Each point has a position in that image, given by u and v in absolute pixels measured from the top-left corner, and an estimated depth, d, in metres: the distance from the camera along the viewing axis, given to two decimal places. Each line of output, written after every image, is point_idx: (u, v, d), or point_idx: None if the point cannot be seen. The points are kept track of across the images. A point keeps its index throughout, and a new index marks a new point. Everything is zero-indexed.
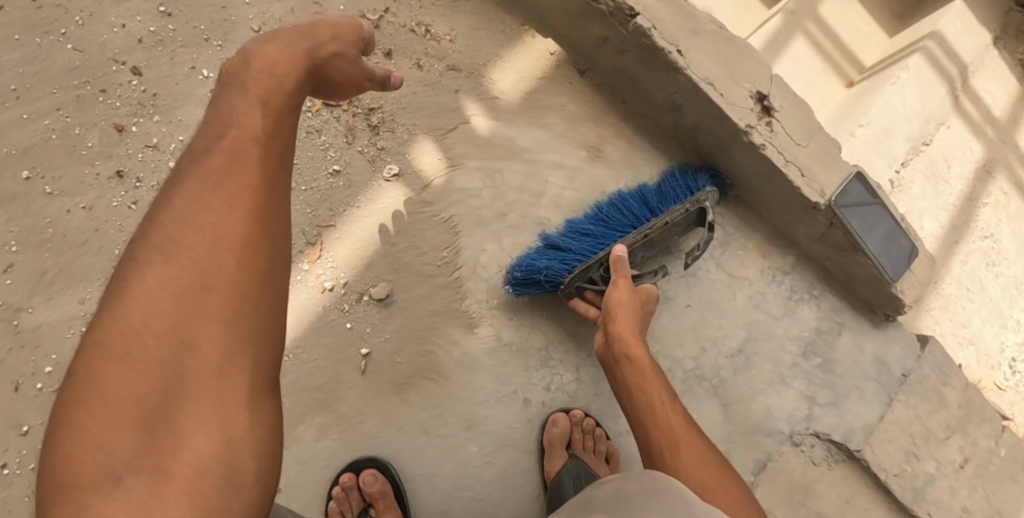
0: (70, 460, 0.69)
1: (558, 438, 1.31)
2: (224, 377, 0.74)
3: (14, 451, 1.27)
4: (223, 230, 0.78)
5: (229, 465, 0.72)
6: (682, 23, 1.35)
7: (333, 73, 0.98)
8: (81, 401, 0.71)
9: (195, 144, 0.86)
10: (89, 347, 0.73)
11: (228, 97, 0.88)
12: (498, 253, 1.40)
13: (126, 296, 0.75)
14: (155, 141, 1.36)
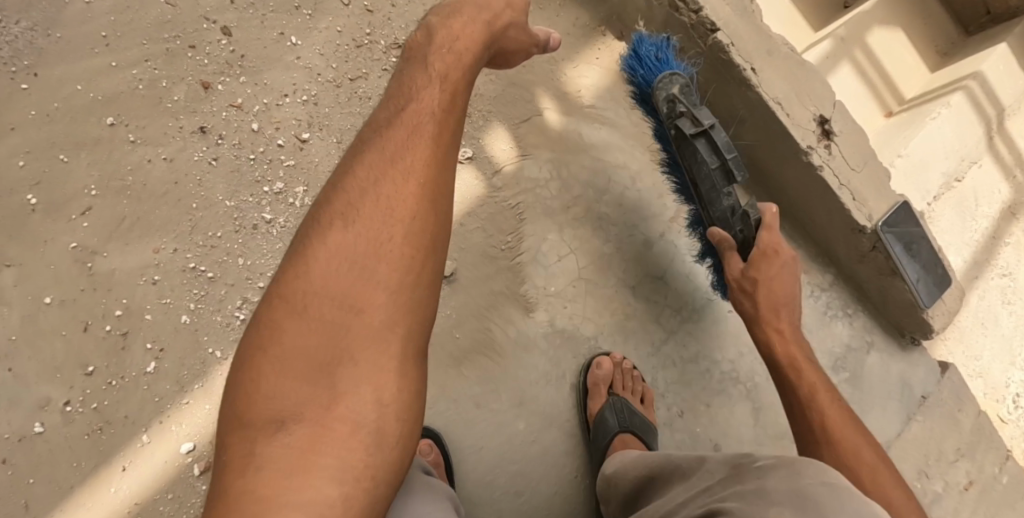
0: (250, 397, 0.77)
1: (602, 378, 1.38)
2: (383, 338, 0.81)
3: (78, 390, 1.31)
4: (396, 203, 0.87)
5: (378, 425, 0.77)
6: (758, 42, 1.41)
7: (508, 42, 1.13)
8: (263, 346, 0.80)
9: (377, 119, 0.97)
10: (276, 297, 0.82)
11: (408, 81, 1.00)
12: (560, 244, 1.46)
13: (309, 256, 0.84)
14: (238, 101, 1.39)
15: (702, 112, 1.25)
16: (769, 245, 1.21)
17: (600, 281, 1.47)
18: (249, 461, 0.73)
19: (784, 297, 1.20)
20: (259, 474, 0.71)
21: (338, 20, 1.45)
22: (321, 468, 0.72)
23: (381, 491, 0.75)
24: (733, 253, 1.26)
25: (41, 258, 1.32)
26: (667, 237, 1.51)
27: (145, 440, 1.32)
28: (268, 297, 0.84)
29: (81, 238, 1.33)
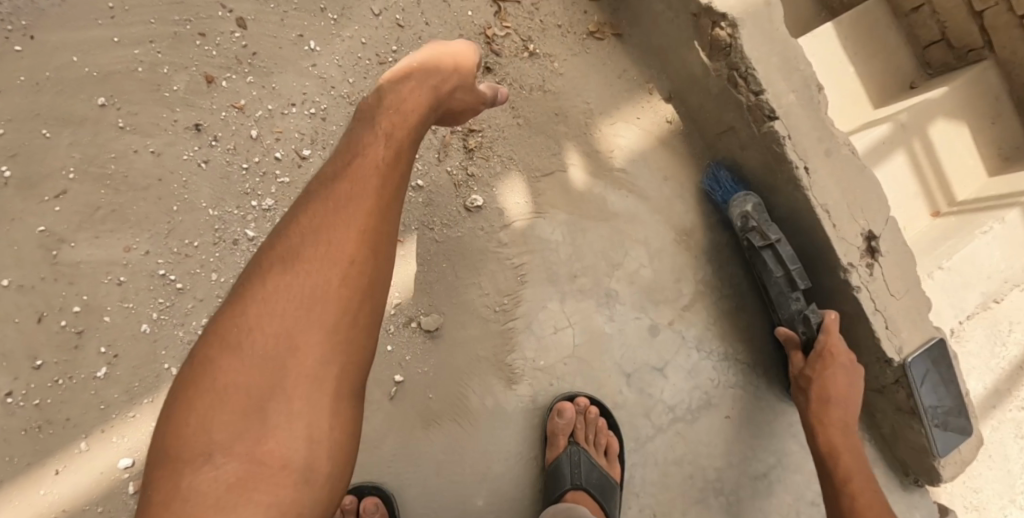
0: (182, 430, 0.78)
1: (560, 428, 1.29)
2: (315, 380, 0.80)
3: (22, 382, 1.22)
4: (337, 249, 0.85)
5: (308, 462, 0.78)
6: (817, 140, 1.27)
7: (454, 104, 1.07)
8: (198, 381, 0.80)
9: (327, 168, 0.93)
10: (211, 336, 0.82)
11: (355, 133, 0.96)
12: (559, 314, 1.34)
13: (247, 300, 0.83)
14: (241, 102, 1.28)
15: (770, 228, 1.30)
16: (829, 350, 1.25)
17: (595, 362, 1.36)
18: (177, 491, 0.74)
19: (847, 409, 1.23)
20: (189, 505, 0.73)
21: (365, 31, 1.32)
22: (250, 504, 0.74)
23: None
24: (796, 351, 1.31)
25: (6, 236, 1.23)
26: (674, 326, 1.40)
27: (84, 447, 1.24)
28: (207, 333, 0.84)
29: (53, 223, 1.24)
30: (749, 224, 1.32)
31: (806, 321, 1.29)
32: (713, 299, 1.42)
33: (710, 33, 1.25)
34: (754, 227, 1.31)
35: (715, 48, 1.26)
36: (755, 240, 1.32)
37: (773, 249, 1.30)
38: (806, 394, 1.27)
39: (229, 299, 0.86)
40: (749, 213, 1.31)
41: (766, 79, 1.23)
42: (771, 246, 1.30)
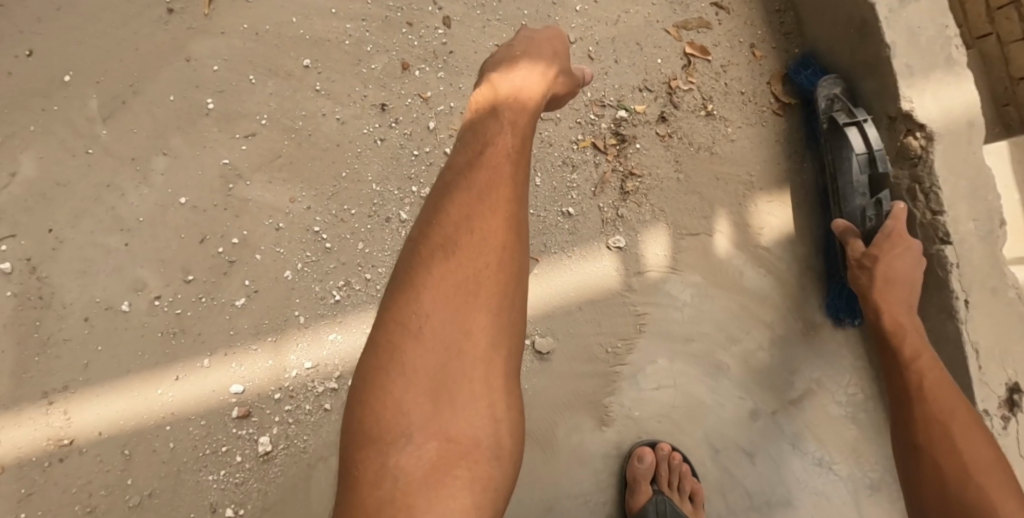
0: (377, 412, 0.78)
1: (643, 475, 1.28)
2: (488, 360, 0.81)
3: (171, 290, 1.35)
4: (489, 233, 0.86)
5: (495, 441, 0.78)
6: (986, 275, 1.21)
7: (560, 90, 1.06)
8: (382, 366, 0.80)
9: (457, 160, 0.94)
10: (388, 325, 0.82)
11: (479, 123, 0.97)
12: (665, 373, 1.36)
13: (414, 288, 0.84)
14: (427, 94, 1.36)
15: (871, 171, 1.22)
16: (896, 232, 1.17)
17: (686, 427, 1.37)
18: (384, 470, 0.74)
19: (908, 282, 1.14)
20: (398, 483, 0.74)
21: None
22: (453, 480, 0.73)
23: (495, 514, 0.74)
24: (856, 239, 1.21)
25: (196, 160, 1.36)
26: (776, 416, 1.37)
27: (206, 364, 1.34)
28: (377, 324, 0.84)
29: (237, 159, 1.36)
30: (831, 119, 1.28)
31: (875, 217, 1.22)
32: (823, 402, 1.38)
33: (902, 140, 1.23)
34: (838, 107, 1.29)
35: (903, 156, 1.24)
36: (834, 125, 1.27)
37: (864, 123, 1.23)
38: (867, 271, 1.16)
39: (390, 292, 0.86)
40: (835, 95, 1.29)
41: (949, 200, 1.19)
42: (859, 122, 1.23)
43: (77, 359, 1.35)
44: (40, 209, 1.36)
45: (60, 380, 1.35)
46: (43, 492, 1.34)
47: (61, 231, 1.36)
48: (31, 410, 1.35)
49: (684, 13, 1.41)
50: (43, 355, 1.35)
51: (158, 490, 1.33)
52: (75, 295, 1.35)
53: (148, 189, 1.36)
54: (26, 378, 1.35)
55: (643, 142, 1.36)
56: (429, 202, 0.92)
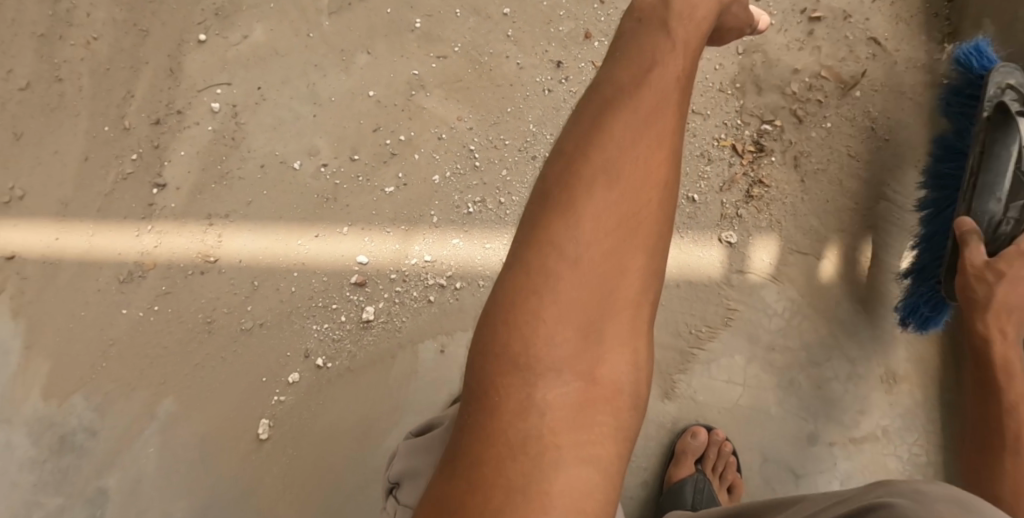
0: (519, 347, 0.73)
1: (692, 449, 1.35)
2: (634, 305, 0.77)
3: (337, 163, 1.57)
4: (655, 165, 0.79)
5: (636, 393, 0.76)
6: None
7: (728, 20, 1.03)
8: (534, 292, 0.74)
9: (616, 78, 0.85)
10: (542, 249, 0.75)
11: (645, 37, 0.87)
12: (738, 371, 1.42)
13: (580, 206, 0.76)
14: (599, 63, 1.54)
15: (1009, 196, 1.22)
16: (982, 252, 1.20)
17: (743, 429, 1.41)
18: (530, 402, 0.72)
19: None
20: (543, 420, 0.71)
21: (722, 59, 1.48)
22: (599, 425, 0.73)
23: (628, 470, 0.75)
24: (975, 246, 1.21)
25: (392, 65, 1.58)
26: (833, 448, 1.40)
27: (343, 232, 1.53)
28: (525, 245, 0.77)
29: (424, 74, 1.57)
30: (1000, 106, 1.23)
31: (1014, 223, 1.22)
32: (884, 451, 1.40)
33: None
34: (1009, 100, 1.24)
35: None
36: (1005, 114, 1.23)
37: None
38: (987, 286, 1.17)
39: (543, 205, 0.78)
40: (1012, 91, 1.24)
41: None
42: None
43: (243, 196, 1.58)
44: (257, 69, 1.62)
45: (224, 208, 1.58)
46: (180, 294, 1.56)
47: (267, 91, 1.61)
48: (193, 225, 1.58)
49: (851, 49, 1.46)
50: (219, 184, 1.59)
51: (269, 323, 1.53)
52: (260, 144, 1.59)
53: (346, 77, 1.59)
54: (199, 198, 1.59)
55: (779, 160, 1.45)
56: (597, 104, 0.83)
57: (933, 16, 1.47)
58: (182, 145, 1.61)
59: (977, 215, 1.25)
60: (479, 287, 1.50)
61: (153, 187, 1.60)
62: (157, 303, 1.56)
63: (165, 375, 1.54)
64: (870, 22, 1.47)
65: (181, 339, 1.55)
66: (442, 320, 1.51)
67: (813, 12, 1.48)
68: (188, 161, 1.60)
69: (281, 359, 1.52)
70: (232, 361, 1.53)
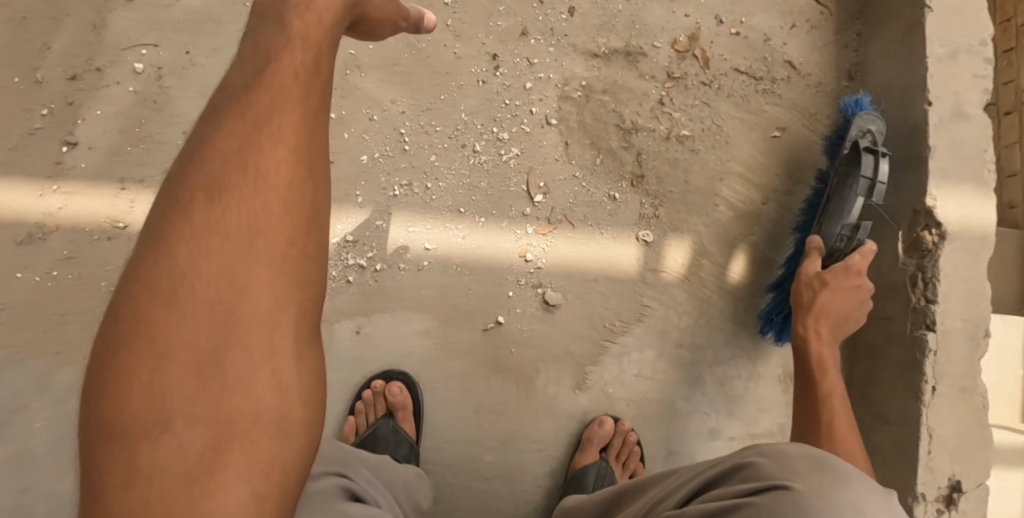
0: (124, 403, 0.74)
1: (597, 438, 1.38)
2: (271, 319, 0.78)
3: None
4: (272, 174, 0.81)
5: (279, 415, 0.78)
6: (958, 374, 1.34)
7: (372, 11, 1.05)
8: (125, 351, 0.74)
9: (232, 80, 0.87)
10: (122, 315, 0.76)
11: (265, 29, 0.90)
12: (648, 365, 1.47)
13: (137, 287, 0.76)
14: (534, 60, 1.54)
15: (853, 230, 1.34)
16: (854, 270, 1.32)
17: (650, 422, 1.47)
18: (135, 472, 0.73)
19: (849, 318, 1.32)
20: (151, 490, 0.72)
21: (650, 66, 1.54)
22: (231, 465, 0.75)
23: (295, 465, 0.79)
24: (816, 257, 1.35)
25: None
26: (734, 443, 1.47)
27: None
28: (109, 317, 0.77)
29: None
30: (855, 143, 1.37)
31: (847, 240, 1.35)
32: None
33: (917, 234, 1.37)
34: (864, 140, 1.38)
35: (914, 247, 1.37)
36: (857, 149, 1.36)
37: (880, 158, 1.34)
38: (812, 290, 1.32)
39: (165, 232, 0.78)
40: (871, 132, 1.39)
41: (944, 294, 1.33)
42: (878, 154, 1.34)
43: (163, 162, 1.53)
44: (187, 33, 1.58)
45: (141, 174, 1.52)
46: (85, 259, 1.49)
47: (195, 56, 1.57)
48: (104, 188, 1.51)
49: (769, 68, 1.55)
50: (137, 147, 1.53)
51: None
52: (186, 111, 1.55)
53: None
54: (113, 161, 1.52)
55: (695, 166, 1.52)
56: (180, 154, 0.84)
57: (844, 46, 1.57)
58: (99, 104, 1.54)
59: (826, 236, 1.38)
60: (399, 271, 1.46)
61: (63, 146, 1.52)
62: (57, 269, 1.48)
63: (61, 344, 1.46)
64: (787, 46, 1.56)
65: (82, 307, 1.47)
66: (361, 303, 1.45)
67: (735, 31, 1.56)
68: (104, 121, 1.54)
69: None
70: None
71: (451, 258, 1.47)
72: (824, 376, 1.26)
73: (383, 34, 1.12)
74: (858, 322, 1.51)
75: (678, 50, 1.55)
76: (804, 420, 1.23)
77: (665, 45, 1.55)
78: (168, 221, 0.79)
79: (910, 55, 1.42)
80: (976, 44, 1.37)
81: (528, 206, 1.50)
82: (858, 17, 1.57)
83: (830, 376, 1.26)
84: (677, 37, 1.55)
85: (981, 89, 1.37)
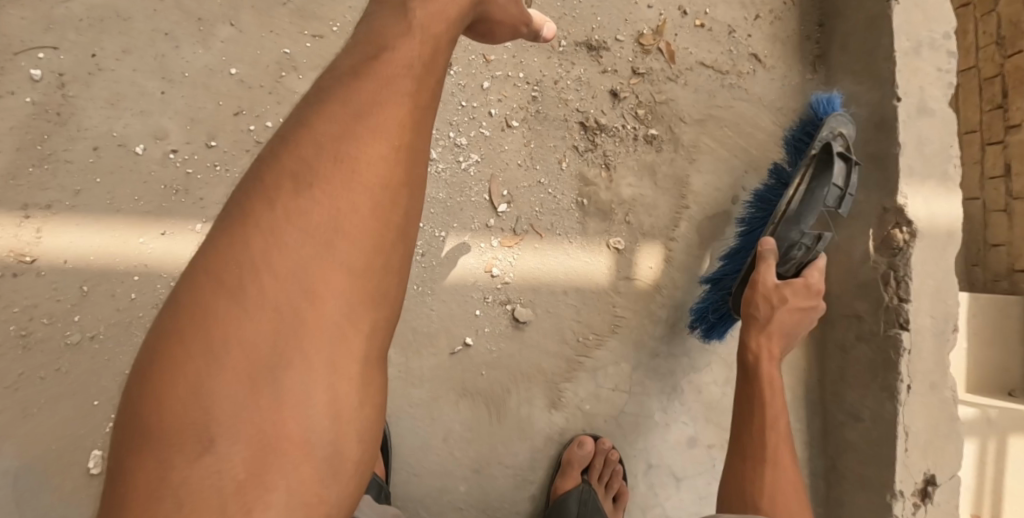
0: (168, 403, 0.66)
1: (578, 461, 1.32)
2: (343, 338, 0.70)
3: (190, 149, 1.37)
4: (361, 170, 0.74)
5: (330, 446, 0.69)
6: (931, 369, 1.33)
7: (496, 9, 0.99)
8: (181, 347, 0.67)
9: (337, 68, 0.80)
10: (187, 307, 0.68)
11: (380, 24, 0.83)
12: (624, 377, 1.41)
13: (211, 278, 0.69)
14: (490, 57, 1.42)
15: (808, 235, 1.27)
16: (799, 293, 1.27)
17: (628, 436, 1.41)
18: (166, 485, 0.65)
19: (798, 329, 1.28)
20: (179, 506, 0.64)
21: (616, 61, 1.46)
22: (267, 495, 0.66)
23: (334, 508, 0.70)
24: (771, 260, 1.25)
25: (259, 41, 1.41)
26: (712, 451, 1.43)
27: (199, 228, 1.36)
28: (171, 305, 0.70)
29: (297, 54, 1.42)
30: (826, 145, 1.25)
31: (805, 251, 1.28)
32: None
33: (888, 231, 1.35)
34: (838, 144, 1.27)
35: (885, 245, 1.36)
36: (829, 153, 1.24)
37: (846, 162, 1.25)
38: (770, 307, 1.25)
39: (237, 214, 0.72)
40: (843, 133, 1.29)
41: (916, 293, 1.31)
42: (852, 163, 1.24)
43: (71, 183, 1.34)
44: (91, 32, 1.37)
45: (46, 198, 1.33)
46: None
47: (103, 59, 1.37)
48: (4, 218, 1.31)
49: (734, 62, 1.51)
50: (38, 167, 1.33)
51: (103, 334, 1.32)
52: (94, 122, 1.35)
53: (205, 51, 1.39)
54: (10, 185, 1.32)
55: (664, 166, 1.46)
56: (274, 135, 0.77)
57: (806, 38, 1.54)
58: None
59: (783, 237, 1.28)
60: None
61: None
62: None
63: None
64: (751, 38, 1.52)
65: None
66: None
67: (699, 23, 1.50)
68: None
69: (119, 378, 1.32)
70: (54, 381, 1.30)
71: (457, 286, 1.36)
72: (765, 389, 1.23)
73: (500, 36, 1.04)
74: (829, 319, 1.49)
75: (643, 43, 1.47)
76: (734, 446, 1.22)
77: (628, 39, 1.47)
78: (245, 204, 0.72)
79: (876, 48, 1.39)
80: (939, 38, 1.36)
81: (491, 216, 1.39)
82: (819, 7, 1.54)
83: (776, 393, 1.24)
84: (641, 30, 1.48)
85: (944, 83, 1.35)
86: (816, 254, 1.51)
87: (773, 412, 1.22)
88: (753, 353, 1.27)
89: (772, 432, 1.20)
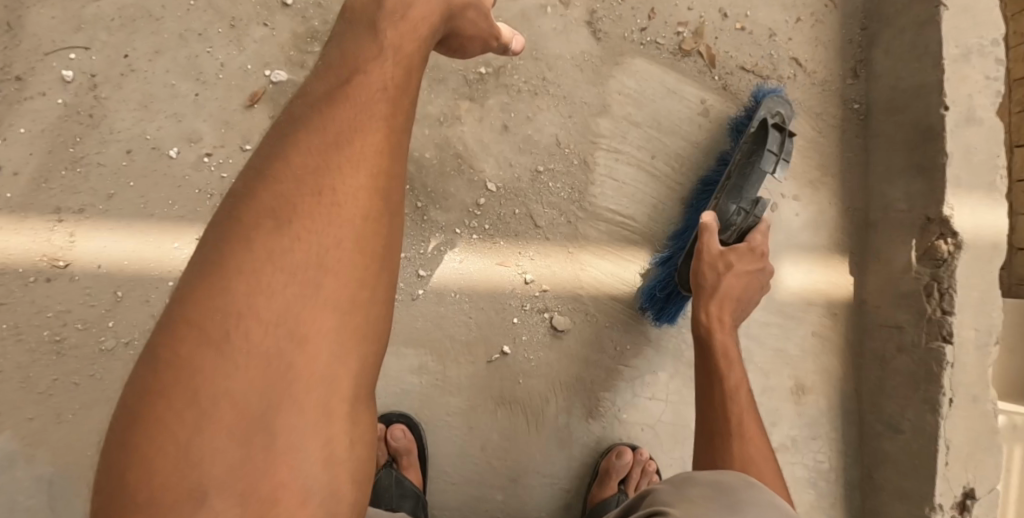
0: (157, 465, 0.64)
1: (616, 471, 1.30)
2: (331, 376, 0.69)
3: (224, 153, 1.34)
4: (343, 205, 0.73)
5: (328, 487, 0.69)
6: (974, 382, 1.30)
7: (465, 24, 0.98)
8: (165, 403, 0.65)
9: (312, 97, 0.80)
10: (166, 358, 0.66)
11: (351, 48, 0.84)
12: (662, 386, 1.39)
13: (190, 328, 0.67)
14: (524, 60, 1.39)
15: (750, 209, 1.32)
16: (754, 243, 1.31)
17: (665, 446, 1.40)
18: None
19: (738, 293, 1.26)
20: None
21: (653, 66, 1.44)
22: None
23: None
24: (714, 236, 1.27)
25: (293, 42, 1.37)
26: None
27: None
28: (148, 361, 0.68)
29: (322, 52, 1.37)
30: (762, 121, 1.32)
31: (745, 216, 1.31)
32: (791, 460, 1.45)
33: (932, 241, 1.33)
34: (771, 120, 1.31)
35: (928, 256, 1.33)
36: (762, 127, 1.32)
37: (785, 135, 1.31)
38: (715, 275, 1.25)
39: (215, 259, 0.71)
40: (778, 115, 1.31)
41: (960, 305, 1.29)
42: (785, 133, 1.29)
43: (103, 187, 1.32)
44: (123, 32, 1.35)
45: (79, 202, 1.31)
46: (18, 305, 1.29)
47: (136, 60, 1.35)
48: (37, 222, 1.30)
49: (775, 67, 1.48)
50: (71, 171, 1.32)
51: (137, 341, 1.30)
52: (125, 125, 1.34)
53: (238, 52, 1.36)
54: (44, 189, 1.31)
55: (702, 172, 1.43)
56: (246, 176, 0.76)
57: (848, 42, 1.51)
58: (21, 121, 1.32)
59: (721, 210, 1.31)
60: None
61: None
62: None
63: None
64: (792, 42, 1.49)
65: (19, 362, 1.28)
66: None
67: (740, 26, 1.47)
68: (32, 140, 1.32)
69: None
70: (89, 388, 1.29)
71: (448, 286, 1.34)
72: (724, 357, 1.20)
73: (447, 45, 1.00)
74: (866, 330, 1.47)
75: (683, 47, 1.45)
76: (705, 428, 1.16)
77: (668, 42, 1.44)
78: (221, 248, 0.71)
79: (922, 55, 1.36)
80: (988, 45, 1.32)
81: (531, 223, 1.37)
82: (859, 11, 1.51)
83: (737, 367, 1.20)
84: (682, 34, 1.45)
85: (993, 91, 1.32)
86: (854, 263, 1.48)
87: (734, 386, 1.18)
88: (705, 325, 1.24)
89: (737, 403, 1.16)
